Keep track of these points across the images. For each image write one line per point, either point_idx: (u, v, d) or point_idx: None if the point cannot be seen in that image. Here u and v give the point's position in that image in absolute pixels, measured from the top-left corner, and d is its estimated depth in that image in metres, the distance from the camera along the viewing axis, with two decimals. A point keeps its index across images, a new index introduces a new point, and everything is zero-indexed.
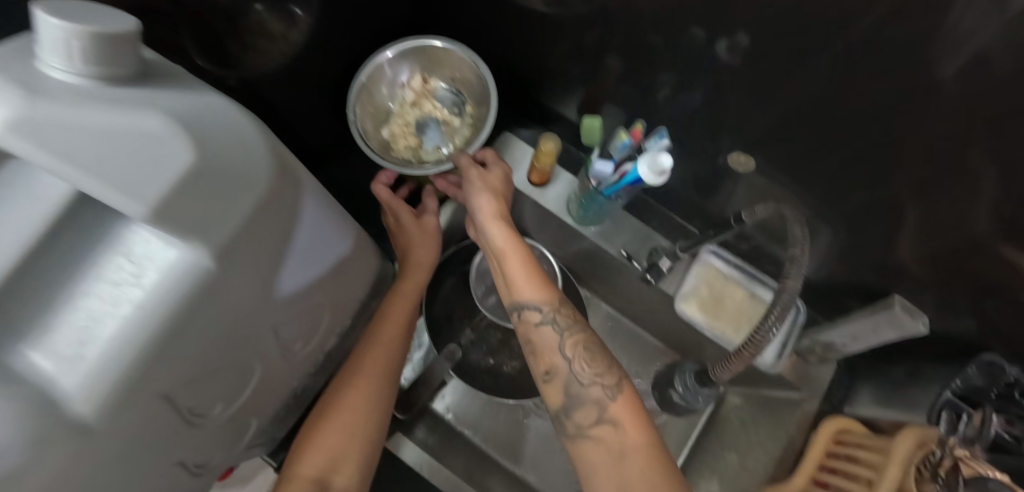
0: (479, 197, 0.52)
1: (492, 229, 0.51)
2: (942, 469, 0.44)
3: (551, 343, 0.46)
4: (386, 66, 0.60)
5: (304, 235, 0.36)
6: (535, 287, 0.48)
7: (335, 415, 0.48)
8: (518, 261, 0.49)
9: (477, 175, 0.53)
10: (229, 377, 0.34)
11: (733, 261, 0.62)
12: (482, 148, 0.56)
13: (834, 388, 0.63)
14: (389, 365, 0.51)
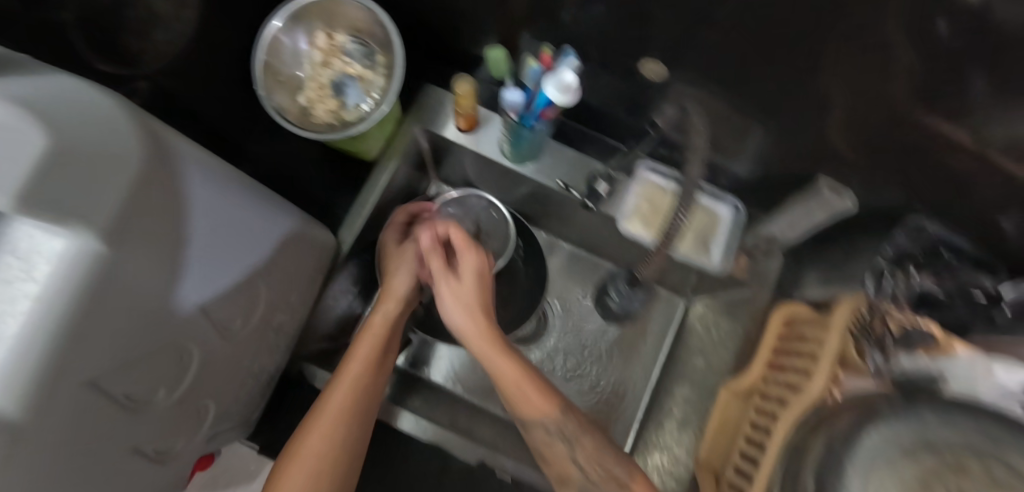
0: (457, 317, 0.54)
1: (492, 359, 0.52)
2: (874, 324, 0.50)
3: (563, 457, 0.50)
4: (280, 34, 0.53)
5: (204, 213, 0.36)
6: (536, 407, 0.50)
7: (304, 449, 0.47)
8: (522, 382, 0.51)
9: (448, 288, 0.55)
10: (164, 358, 0.34)
11: (670, 174, 0.61)
12: (451, 223, 0.56)
13: (783, 278, 0.65)
14: (360, 397, 0.51)
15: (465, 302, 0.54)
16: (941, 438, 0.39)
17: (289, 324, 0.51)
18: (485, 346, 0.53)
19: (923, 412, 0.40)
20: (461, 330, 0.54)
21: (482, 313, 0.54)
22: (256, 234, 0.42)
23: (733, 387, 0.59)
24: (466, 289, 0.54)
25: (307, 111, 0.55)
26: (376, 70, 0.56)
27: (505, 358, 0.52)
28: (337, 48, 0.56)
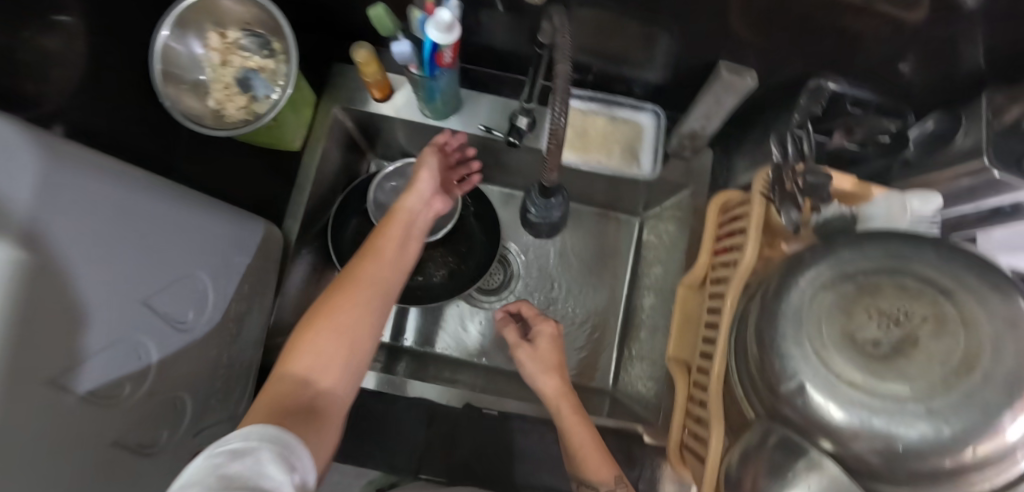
0: (541, 378, 0.58)
1: (559, 402, 0.56)
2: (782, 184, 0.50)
3: None
4: (172, 39, 0.52)
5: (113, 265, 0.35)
6: (597, 464, 0.50)
7: (334, 307, 0.45)
8: (585, 445, 0.51)
9: (526, 354, 0.61)
10: (120, 353, 0.37)
11: (584, 95, 0.64)
12: (523, 300, 0.66)
13: (717, 172, 0.68)
14: (389, 274, 0.50)
15: (541, 364, 0.60)
16: (852, 268, 0.42)
17: (247, 315, 0.54)
18: (569, 408, 0.55)
19: (837, 252, 0.43)
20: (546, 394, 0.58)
21: (558, 373, 0.59)
22: (172, 280, 0.42)
23: (686, 280, 0.62)
24: (544, 353, 0.60)
25: (220, 112, 0.56)
26: (277, 58, 0.58)
27: (574, 418, 0.54)
28: (233, 45, 0.57)
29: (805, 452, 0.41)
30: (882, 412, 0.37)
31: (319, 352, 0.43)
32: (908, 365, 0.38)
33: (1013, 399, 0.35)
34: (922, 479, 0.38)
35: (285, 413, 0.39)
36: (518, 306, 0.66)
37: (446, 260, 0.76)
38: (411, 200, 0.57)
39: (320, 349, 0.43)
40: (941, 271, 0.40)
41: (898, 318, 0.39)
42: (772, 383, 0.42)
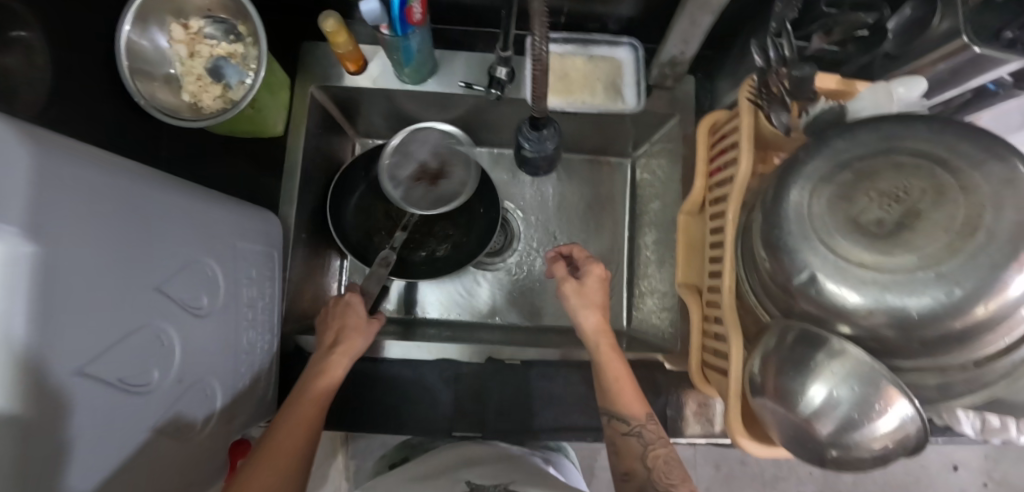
0: (584, 313, 0.60)
1: (600, 340, 0.59)
2: (772, 90, 0.50)
3: (635, 451, 0.52)
4: (134, 32, 0.50)
5: (123, 257, 0.35)
6: (625, 401, 0.54)
7: (280, 452, 0.47)
8: (622, 378, 0.56)
9: (572, 288, 0.61)
10: (141, 340, 0.37)
11: (559, 38, 0.63)
12: (577, 245, 0.66)
13: (701, 98, 0.68)
14: (303, 428, 0.49)
15: (586, 300, 0.61)
16: (849, 156, 0.42)
17: (260, 300, 0.54)
18: (607, 341, 0.58)
19: (831, 143, 0.43)
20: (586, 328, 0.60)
21: (601, 311, 0.61)
22: (180, 271, 0.41)
23: (686, 207, 0.63)
24: (591, 292, 0.61)
25: (197, 104, 0.55)
26: (244, 41, 0.56)
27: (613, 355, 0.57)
28: (198, 35, 0.56)
29: (826, 342, 0.42)
30: (894, 286, 0.38)
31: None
32: (913, 237, 0.39)
33: (1017, 251, 0.36)
34: (939, 346, 0.40)
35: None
36: (568, 248, 0.66)
37: (447, 234, 0.77)
38: (339, 365, 0.55)
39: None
40: (935, 143, 0.41)
41: (897, 196, 0.40)
42: (784, 280, 0.43)
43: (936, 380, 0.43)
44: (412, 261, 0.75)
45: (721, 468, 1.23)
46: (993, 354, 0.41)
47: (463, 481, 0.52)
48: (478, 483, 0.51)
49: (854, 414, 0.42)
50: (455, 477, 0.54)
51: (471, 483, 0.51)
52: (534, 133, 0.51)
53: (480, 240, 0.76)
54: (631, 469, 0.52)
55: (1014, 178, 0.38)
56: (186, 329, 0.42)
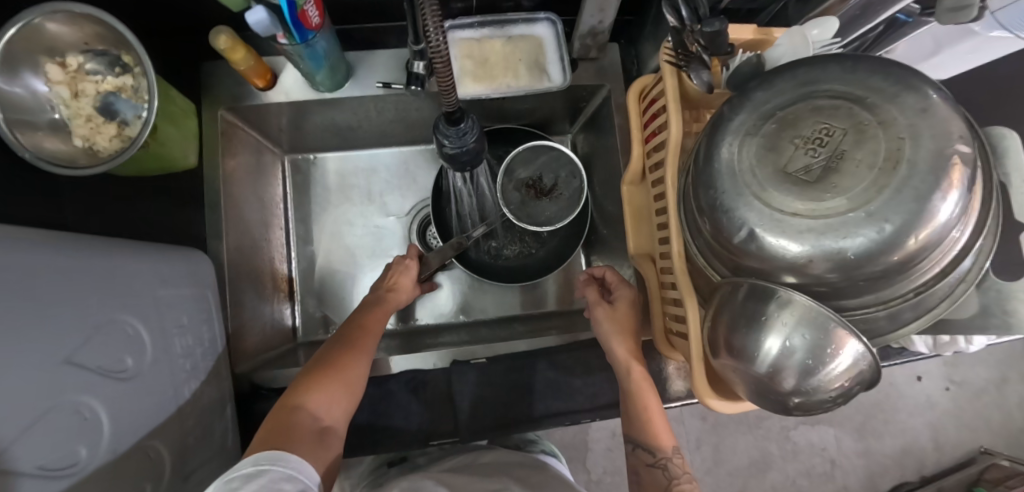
0: (617, 340, 0.56)
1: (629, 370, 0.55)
2: (692, 51, 0.49)
3: (660, 486, 0.52)
4: (4, 78, 0.44)
5: (19, 336, 0.31)
6: (653, 435, 0.53)
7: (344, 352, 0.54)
8: (652, 413, 0.54)
9: (605, 312, 0.59)
10: (57, 419, 0.34)
11: (474, 22, 0.61)
12: (608, 267, 0.62)
13: (627, 64, 0.68)
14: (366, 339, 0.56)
15: (618, 324, 0.57)
16: (772, 106, 0.42)
17: (197, 347, 0.51)
18: (639, 371, 0.55)
19: (752, 96, 0.43)
20: (618, 354, 0.56)
21: (630, 338, 0.57)
22: (91, 335, 0.38)
23: (627, 178, 0.62)
24: (621, 317, 0.58)
25: (92, 148, 0.50)
26: (132, 72, 0.52)
27: (647, 390, 0.54)
28: (79, 73, 0.50)
29: (774, 294, 0.42)
30: (828, 231, 0.38)
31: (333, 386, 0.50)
32: (841, 179, 0.39)
33: (939, 179, 0.36)
34: (879, 281, 0.40)
35: (288, 440, 0.44)
36: (602, 270, 0.62)
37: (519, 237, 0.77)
38: (387, 298, 0.63)
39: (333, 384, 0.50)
40: (850, 82, 0.40)
41: (820, 139, 0.40)
42: (724, 239, 0.43)
43: (883, 313, 0.44)
44: (481, 247, 0.76)
45: (708, 419, 1.27)
46: (931, 280, 0.42)
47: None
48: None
49: (809, 361, 0.43)
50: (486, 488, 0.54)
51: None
52: (453, 128, 0.42)
53: (551, 244, 0.77)
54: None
55: (928, 106, 0.38)
56: (111, 396, 0.39)
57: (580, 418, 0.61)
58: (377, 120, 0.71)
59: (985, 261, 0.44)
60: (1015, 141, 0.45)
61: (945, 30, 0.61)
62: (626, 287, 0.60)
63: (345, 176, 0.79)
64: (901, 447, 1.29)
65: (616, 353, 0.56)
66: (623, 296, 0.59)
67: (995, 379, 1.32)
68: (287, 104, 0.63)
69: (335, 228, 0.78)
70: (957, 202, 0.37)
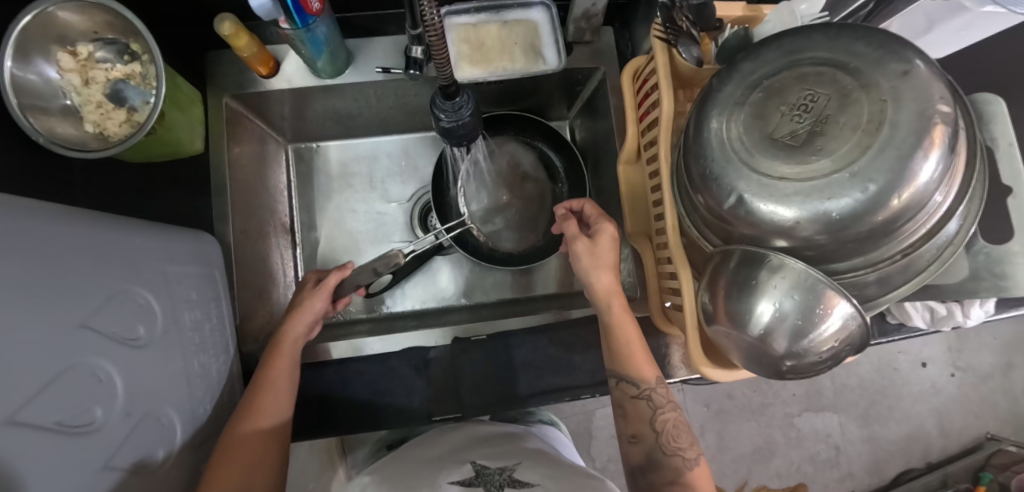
0: (601, 274, 0.57)
1: (608, 301, 0.57)
2: (682, 26, 0.51)
3: (644, 415, 0.55)
4: (19, 67, 0.46)
5: (39, 297, 0.33)
6: (638, 370, 0.55)
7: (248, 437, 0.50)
8: (634, 345, 0.56)
9: (585, 249, 0.58)
10: (75, 379, 0.35)
11: (471, 7, 0.62)
12: (589, 204, 0.61)
13: (622, 47, 0.69)
14: (272, 412, 0.52)
15: (599, 260, 0.57)
16: (758, 76, 0.43)
17: (205, 323, 0.53)
18: (620, 309, 0.56)
19: (739, 67, 0.44)
20: (600, 290, 0.57)
21: (614, 270, 0.58)
22: (104, 303, 0.39)
23: (623, 157, 0.63)
24: (602, 252, 0.57)
25: (103, 133, 0.51)
26: (140, 60, 0.53)
27: (628, 326, 0.56)
28: (89, 61, 0.52)
29: (765, 259, 0.43)
30: (814, 193, 0.39)
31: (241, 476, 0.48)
32: (826, 142, 0.40)
33: (921, 138, 0.37)
34: (866, 243, 0.41)
35: None
36: (581, 205, 0.62)
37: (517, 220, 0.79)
38: (290, 338, 0.57)
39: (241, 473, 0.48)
40: (835, 49, 0.41)
41: (806, 106, 0.41)
42: (714, 206, 0.44)
43: (873, 276, 0.45)
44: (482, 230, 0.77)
45: (711, 406, 1.28)
46: (918, 242, 0.43)
47: (469, 462, 0.57)
48: (483, 463, 0.56)
49: (799, 322, 0.44)
50: (460, 459, 0.58)
51: (477, 463, 0.56)
52: (449, 102, 0.44)
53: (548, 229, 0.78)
54: (640, 429, 0.55)
55: (909, 70, 0.39)
56: (125, 362, 0.40)
57: (582, 393, 0.62)
58: (377, 107, 0.73)
59: (972, 225, 0.45)
60: (1001, 108, 0.51)
61: (937, 7, 0.61)
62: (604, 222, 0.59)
63: (347, 164, 0.81)
64: (906, 433, 1.29)
65: (597, 288, 0.57)
66: (603, 234, 0.57)
67: (1000, 364, 1.31)
68: (289, 92, 0.65)
69: (338, 214, 0.79)
70: (940, 162, 0.38)
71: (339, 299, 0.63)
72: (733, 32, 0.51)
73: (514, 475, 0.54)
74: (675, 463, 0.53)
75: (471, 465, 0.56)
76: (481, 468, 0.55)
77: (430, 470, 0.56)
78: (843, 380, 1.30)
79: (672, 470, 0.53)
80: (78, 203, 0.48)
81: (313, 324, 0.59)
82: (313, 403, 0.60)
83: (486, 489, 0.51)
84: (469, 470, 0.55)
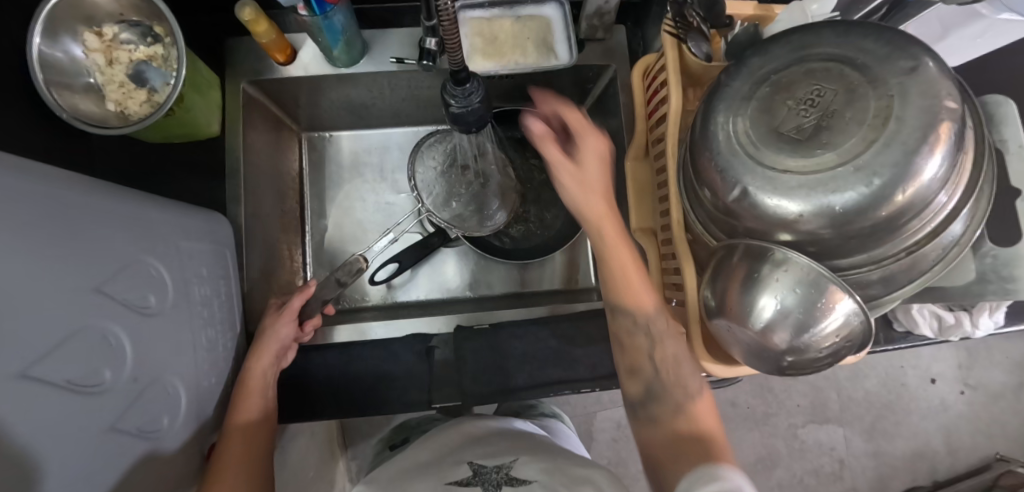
0: (595, 199, 0.53)
1: (576, 198, 0.53)
2: (693, 22, 0.52)
3: (641, 349, 0.54)
4: (48, 46, 0.48)
5: (55, 257, 0.34)
6: (636, 296, 0.53)
7: (232, 463, 0.50)
8: (627, 270, 0.54)
9: (566, 171, 0.53)
10: (86, 340, 0.36)
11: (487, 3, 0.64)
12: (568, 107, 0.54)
13: (632, 46, 0.70)
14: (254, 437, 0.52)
15: (575, 173, 0.53)
16: (765, 72, 0.44)
17: (213, 299, 0.54)
18: (617, 236, 0.53)
19: (748, 63, 0.45)
20: (594, 217, 0.53)
21: (598, 184, 0.53)
22: (117, 269, 0.40)
23: (630, 154, 0.63)
24: (589, 175, 0.53)
25: (124, 112, 0.52)
26: (162, 42, 0.54)
27: (629, 253, 0.53)
28: (114, 42, 0.53)
29: (769, 254, 0.43)
30: (818, 187, 0.39)
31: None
32: (832, 136, 0.40)
33: (928, 133, 0.37)
34: (871, 239, 0.41)
35: None
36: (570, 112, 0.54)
37: (524, 216, 0.80)
38: (262, 363, 0.56)
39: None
40: (844, 45, 0.42)
41: (813, 101, 0.41)
42: (720, 200, 0.44)
43: (877, 274, 0.45)
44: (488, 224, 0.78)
45: None
46: (923, 239, 0.43)
47: (466, 462, 0.58)
48: (480, 463, 0.57)
49: (801, 317, 0.44)
50: (455, 460, 0.59)
51: (474, 463, 0.57)
52: (460, 88, 0.45)
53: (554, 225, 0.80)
54: (635, 360, 0.54)
55: (917, 67, 0.39)
56: (134, 328, 0.41)
57: (582, 388, 0.61)
58: (390, 99, 0.74)
59: (978, 226, 0.45)
60: (1011, 109, 0.52)
61: (952, 12, 0.60)
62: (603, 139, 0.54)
63: (359, 154, 0.82)
64: (913, 450, 1.27)
65: (591, 217, 0.53)
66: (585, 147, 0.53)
67: (1011, 383, 1.29)
68: (305, 79, 0.66)
69: (347, 203, 0.81)
70: (946, 160, 0.38)
71: (307, 322, 0.63)
72: (743, 29, 0.51)
73: (512, 472, 0.54)
74: (677, 396, 0.52)
75: (468, 465, 0.56)
76: (478, 468, 0.55)
77: (433, 471, 0.57)
78: (849, 393, 1.28)
79: (670, 406, 0.52)
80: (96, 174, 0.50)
81: (282, 349, 0.59)
82: (315, 386, 0.60)
83: (482, 485, 0.51)
84: (465, 470, 0.56)
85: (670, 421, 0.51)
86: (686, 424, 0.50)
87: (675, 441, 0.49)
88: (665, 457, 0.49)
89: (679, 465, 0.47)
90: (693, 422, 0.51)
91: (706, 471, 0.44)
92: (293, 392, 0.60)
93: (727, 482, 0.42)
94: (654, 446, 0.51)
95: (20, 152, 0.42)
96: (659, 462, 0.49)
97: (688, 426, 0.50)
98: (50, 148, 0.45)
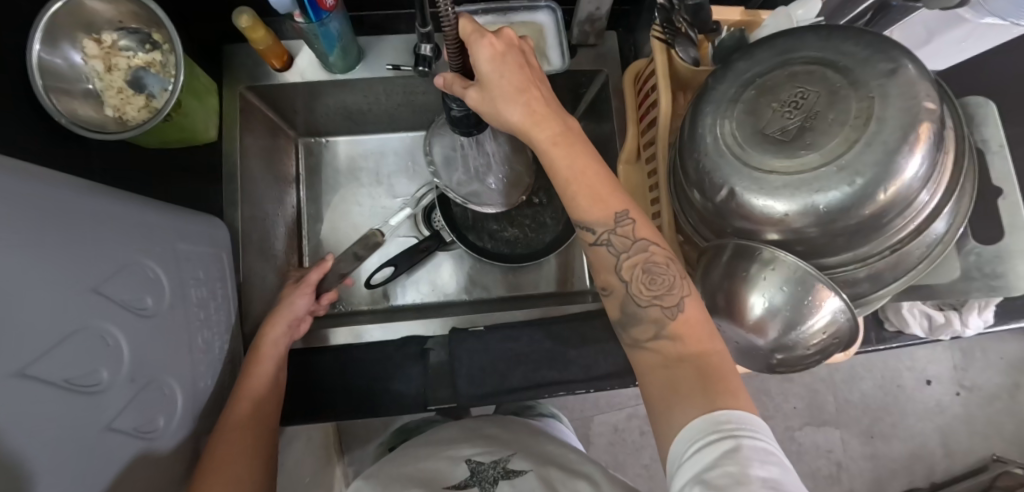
0: (512, 107, 0.42)
1: (509, 115, 0.43)
2: (682, 28, 0.53)
3: (607, 264, 0.46)
4: (48, 50, 0.48)
5: (56, 259, 0.35)
6: (598, 207, 0.44)
7: (239, 426, 0.51)
8: (579, 186, 0.44)
9: (474, 95, 0.43)
10: (84, 339, 0.37)
11: (480, 8, 0.64)
12: (456, 14, 0.40)
13: (623, 52, 0.72)
14: (264, 405, 0.53)
15: (498, 101, 0.42)
16: (753, 74, 0.44)
17: (210, 301, 0.55)
18: (550, 134, 0.43)
19: (734, 66, 0.46)
20: (521, 126, 0.43)
21: (523, 102, 0.42)
22: (115, 271, 0.41)
23: (623, 157, 0.63)
24: (496, 86, 0.42)
25: (122, 117, 0.53)
26: (161, 49, 0.55)
27: (576, 151, 0.43)
28: (113, 49, 0.54)
29: (757, 253, 0.43)
30: (803, 187, 0.40)
31: (240, 462, 0.49)
32: (816, 137, 0.40)
33: (908, 133, 0.38)
34: (854, 238, 0.42)
35: None
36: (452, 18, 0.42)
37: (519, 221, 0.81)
38: (272, 332, 0.59)
39: (238, 456, 0.49)
40: (829, 50, 0.43)
41: (797, 103, 0.42)
42: (710, 203, 0.45)
43: (863, 272, 0.46)
44: (484, 229, 0.79)
45: None
46: (907, 238, 0.44)
47: (462, 458, 0.58)
48: (478, 460, 0.57)
49: (790, 315, 0.45)
50: (454, 455, 0.59)
51: (472, 461, 0.57)
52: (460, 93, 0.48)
53: (549, 230, 0.80)
54: (607, 280, 0.47)
55: (897, 70, 0.40)
56: (132, 330, 0.42)
57: (575, 391, 0.62)
58: (386, 104, 0.75)
59: (961, 223, 0.46)
60: (992, 110, 0.54)
61: (934, 16, 0.61)
62: (499, 35, 0.42)
63: (355, 159, 0.83)
64: (909, 452, 1.27)
65: (519, 125, 0.43)
66: (475, 61, 0.41)
67: (1007, 384, 1.29)
68: (302, 85, 0.68)
69: (344, 207, 0.82)
70: (925, 159, 0.39)
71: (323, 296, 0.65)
72: (731, 33, 0.54)
73: (508, 466, 0.56)
74: (653, 313, 0.44)
75: (467, 462, 0.57)
76: (477, 466, 0.56)
77: (429, 468, 0.57)
78: (846, 394, 1.28)
79: (651, 323, 0.44)
80: (100, 178, 0.51)
81: (294, 321, 0.61)
82: (312, 387, 0.61)
83: (481, 487, 0.52)
84: (463, 469, 0.56)
85: (655, 344, 0.43)
86: (668, 343, 0.43)
87: (673, 364, 0.42)
88: (655, 380, 0.42)
89: (678, 396, 0.39)
90: (679, 338, 0.42)
91: (711, 407, 0.37)
92: (294, 382, 0.61)
93: (726, 417, 0.36)
94: (649, 379, 0.43)
95: (26, 157, 0.43)
96: (653, 393, 0.42)
97: (675, 344, 0.42)
98: (54, 152, 0.46)
